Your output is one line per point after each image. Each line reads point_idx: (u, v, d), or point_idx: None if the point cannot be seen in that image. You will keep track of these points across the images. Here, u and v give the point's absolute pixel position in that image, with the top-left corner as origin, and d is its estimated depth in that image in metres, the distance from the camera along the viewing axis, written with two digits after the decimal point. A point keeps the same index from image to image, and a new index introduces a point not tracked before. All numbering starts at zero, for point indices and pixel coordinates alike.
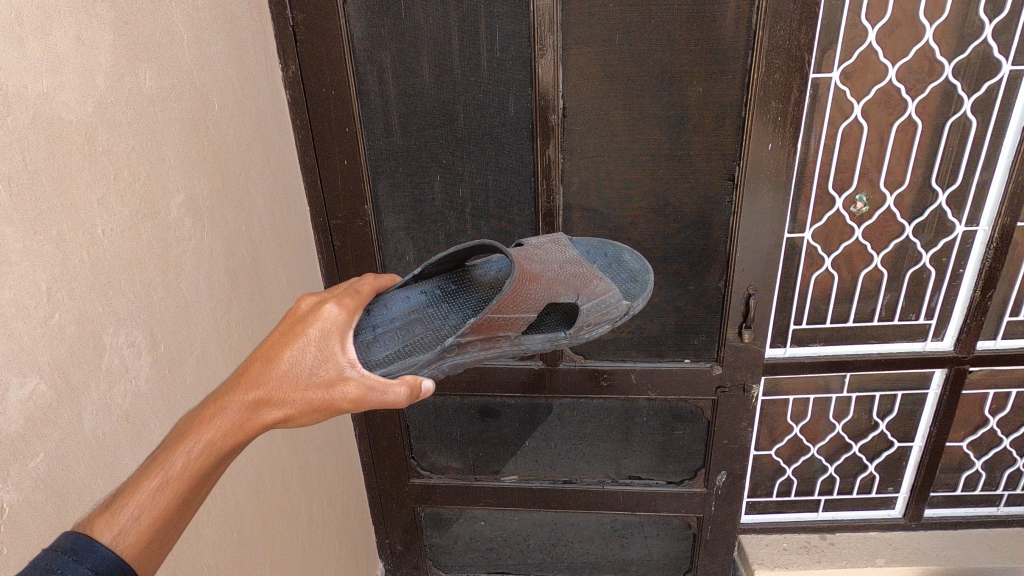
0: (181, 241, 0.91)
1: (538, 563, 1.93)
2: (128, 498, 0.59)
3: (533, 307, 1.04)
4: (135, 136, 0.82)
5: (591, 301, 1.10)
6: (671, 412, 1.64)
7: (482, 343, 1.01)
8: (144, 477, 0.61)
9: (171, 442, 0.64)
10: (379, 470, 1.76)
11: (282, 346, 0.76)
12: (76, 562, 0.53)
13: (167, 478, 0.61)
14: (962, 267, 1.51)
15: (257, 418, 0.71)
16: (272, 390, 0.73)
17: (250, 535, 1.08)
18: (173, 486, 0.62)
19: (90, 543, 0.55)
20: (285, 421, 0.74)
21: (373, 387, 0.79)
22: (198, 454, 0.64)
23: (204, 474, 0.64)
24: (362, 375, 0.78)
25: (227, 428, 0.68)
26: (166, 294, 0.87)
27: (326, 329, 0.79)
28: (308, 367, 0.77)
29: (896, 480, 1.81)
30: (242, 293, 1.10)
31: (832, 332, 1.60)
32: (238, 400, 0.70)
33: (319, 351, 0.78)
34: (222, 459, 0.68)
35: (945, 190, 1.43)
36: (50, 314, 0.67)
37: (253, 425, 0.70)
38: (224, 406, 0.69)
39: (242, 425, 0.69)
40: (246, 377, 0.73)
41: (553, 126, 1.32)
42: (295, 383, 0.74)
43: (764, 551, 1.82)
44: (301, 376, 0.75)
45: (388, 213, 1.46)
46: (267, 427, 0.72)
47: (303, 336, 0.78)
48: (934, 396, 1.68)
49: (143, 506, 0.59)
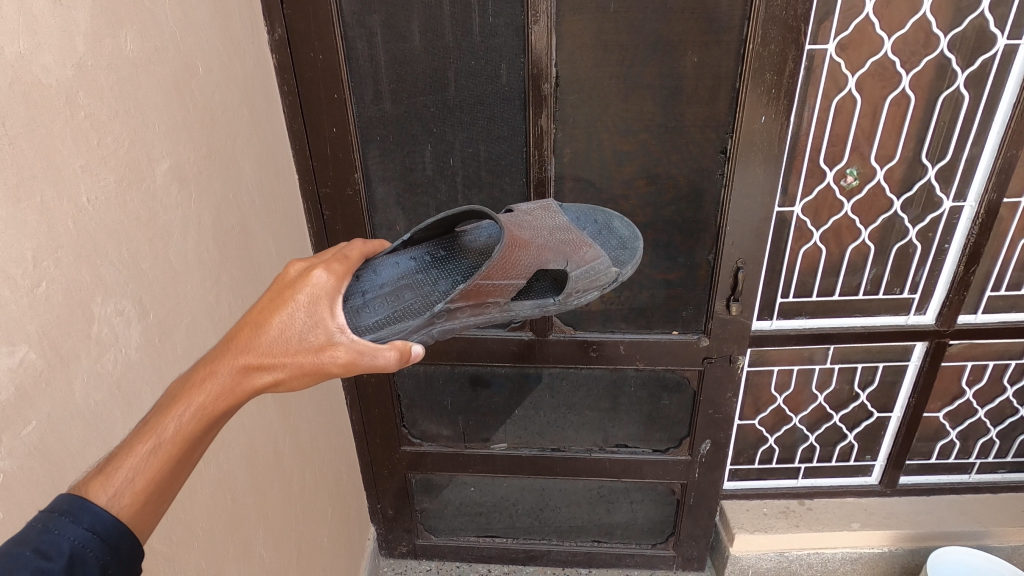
0: (168, 208, 0.90)
1: (526, 527, 1.98)
2: (120, 461, 0.60)
3: (522, 274, 1.05)
4: (118, 101, 0.80)
5: (580, 268, 1.11)
6: (658, 382, 1.66)
7: (471, 309, 1.02)
8: (136, 440, 0.61)
9: (162, 406, 0.65)
10: (370, 437, 1.78)
11: (270, 312, 0.77)
12: (72, 523, 0.54)
13: (160, 440, 0.62)
14: (947, 242, 1.54)
15: (249, 381, 0.71)
16: (262, 355, 0.73)
17: (243, 500, 1.09)
18: (166, 449, 0.62)
19: (86, 504, 0.56)
20: (275, 385, 0.74)
21: (363, 351, 0.80)
22: (190, 417, 0.65)
23: (196, 437, 0.65)
24: (351, 341, 0.79)
25: (219, 392, 0.68)
26: (154, 262, 0.86)
27: (315, 296, 0.80)
28: (298, 331, 0.77)
29: (874, 448, 1.87)
30: (231, 262, 1.09)
31: (817, 305, 1.62)
32: (229, 364, 0.70)
33: (308, 317, 0.78)
34: (215, 423, 0.68)
35: (935, 165, 1.44)
36: (36, 283, 0.66)
37: (244, 389, 0.71)
38: (214, 370, 0.70)
39: (232, 390, 0.70)
40: (236, 342, 0.73)
41: (546, 95, 1.30)
42: (285, 348, 0.75)
43: (744, 516, 1.88)
44: (291, 340, 0.76)
45: (378, 182, 1.45)
46: (259, 391, 0.73)
47: (292, 302, 0.78)
48: (914, 368, 1.72)
49: (137, 468, 0.60)
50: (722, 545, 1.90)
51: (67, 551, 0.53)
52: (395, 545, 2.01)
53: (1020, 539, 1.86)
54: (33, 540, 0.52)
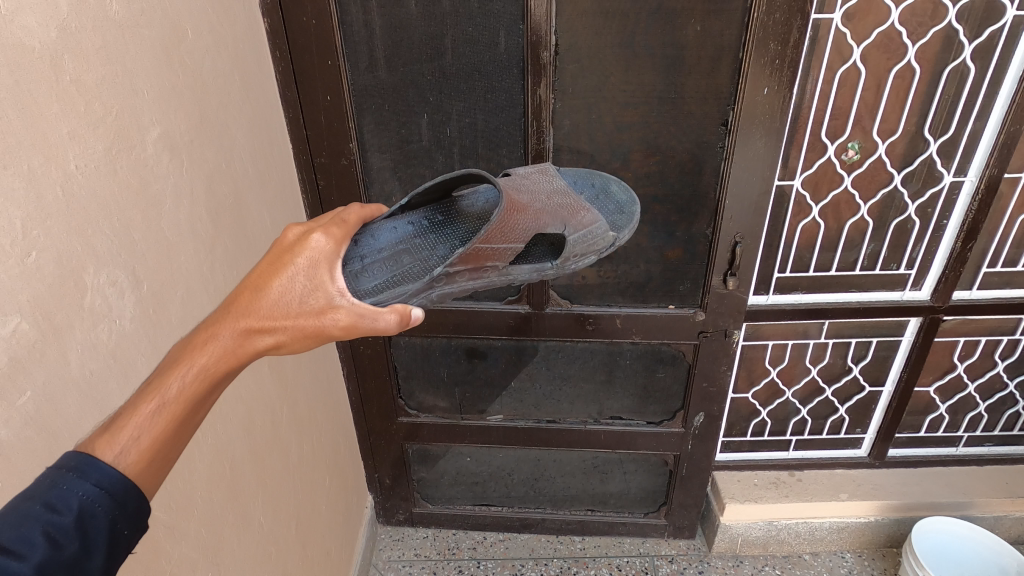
0: (160, 178, 0.89)
1: (522, 496, 2.01)
2: (125, 420, 0.59)
3: (521, 238, 1.05)
4: (105, 66, 0.78)
5: (578, 232, 1.10)
6: (653, 355, 1.67)
7: (470, 274, 1.02)
8: (140, 400, 0.61)
9: (165, 367, 0.64)
10: (367, 408, 1.79)
11: (270, 275, 0.76)
12: (80, 479, 0.55)
13: (164, 401, 0.62)
14: (946, 217, 1.53)
15: (250, 344, 0.71)
16: (263, 319, 0.73)
17: (241, 469, 1.10)
18: (171, 410, 0.62)
19: (94, 461, 0.56)
20: (276, 347, 0.74)
21: (364, 314, 0.79)
22: (194, 378, 0.65)
23: (200, 398, 0.65)
24: (352, 304, 0.79)
25: (221, 354, 0.68)
26: (146, 233, 0.85)
27: (313, 259, 0.79)
28: (299, 294, 0.77)
29: (864, 421, 1.90)
30: (225, 233, 1.08)
31: (814, 280, 1.62)
32: (230, 327, 0.70)
33: (308, 281, 0.78)
34: (217, 384, 0.68)
35: (937, 140, 1.43)
36: (26, 252, 0.65)
37: (246, 351, 0.71)
38: (215, 332, 0.69)
39: (234, 352, 0.70)
40: (236, 305, 0.73)
41: (545, 64, 1.27)
42: (286, 311, 0.74)
43: (735, 486, 1.91)
44: (291, 303, 0.75)
45: (374, 153, 1.43)
46: (260, 353, 0.73)
47: (291, 266, 0.78)
48: (907, 343, 1.74)
49: (143, 427, 0.60)
50: (713, 515, 1.94)
51: (76, 506, 0.53)
52: (392, 513, 2.05)
53: (1004, 510, 1.91)
54: (41, 495, 0.53)
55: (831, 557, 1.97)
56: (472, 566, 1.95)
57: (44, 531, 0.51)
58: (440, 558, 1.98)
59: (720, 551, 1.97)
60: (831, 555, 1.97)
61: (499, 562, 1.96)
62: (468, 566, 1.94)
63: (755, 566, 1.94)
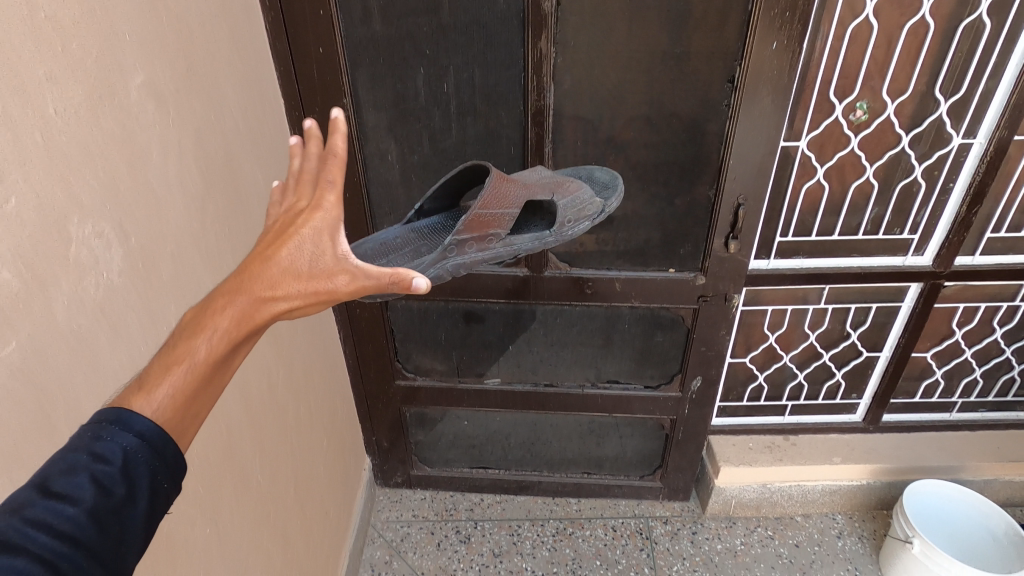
0: (145, 127, 0.85)
1: (519, 459, 2.03)
2: (156, 379, 0.60)
3: (516, 204, 1.06)
4: (82, 4, 0.73)
5: (567, 197, 1.11)
6: (652, 320, 1.66)
7: (477, 243, 1.04)
8: (166, 364, 0.61)
9: (187, 330, 0.63)
10: (364, 372, 1.79)
11: (280, 240, 0.68)
12: (121, 431, 0.56)
13: (190, 364, 0.62)
14: (952, 180, 1.50)
15: (265, 310, 0.67)
16: (277, 286, 0.67)
17: (238, 429, 1.09)
18: (199, 371, 0.62)
19: (130, 415, 0.57)
20: (293, 313, 0.69)
21: (375, 281, 0.70)
22: (217, 342, 0.63)
23: (224, 359, 0.64)
24: (362, 271, 0.70)
25: (238, 318, 0.65)
26: (133, 184, 0.82)
27: (316, 220, 0.69)
28: (307, 260, 0.69)
29: (860, 387, 1.91)
30: (216, 188, 1.04)
31: (816, 244, 1.60)
32: (246, 292, 0.66)
33: (316, 247, 0.69)
34: (240, 344, 0.67)
35: (948, 100, 1.39)
36: (6, 199, 0.62)
37: (265, 315, 0.67)
38: (232, 295, 0.65)
39: (253, 315, 0.66)
40: (249, 267, 0.68)
41: (546, 15, 1.22)
42: (296, 279, 0.68)
43: (730, 450, 1.93)
44: (301, 271, 0.68)
45: (369, 110, 1.38)
46: (280, 317, 0.69)
47: (300, 230, 0.69)
48: (906, 309, 1.73)
49: (175, 386, 0.60)
50: (708, 477, 1.96)
51: (120, 455, 0.55)
52: (390, 475, 2.06)
53: (994, 473, 1.93)
54: (86, 446, 0.54)
55: (822, 519, 2.00)
56: (469, 526, 1.97)
57: (93, 477, 0.52)
58: (438, 518, 2.00)
59: (714, 513, 2.00)
60: (823, 517, 2.00)
61: (496, 523, 1.98)
62: (465, 526, 1.97)
63: (748, 527, 1.97)
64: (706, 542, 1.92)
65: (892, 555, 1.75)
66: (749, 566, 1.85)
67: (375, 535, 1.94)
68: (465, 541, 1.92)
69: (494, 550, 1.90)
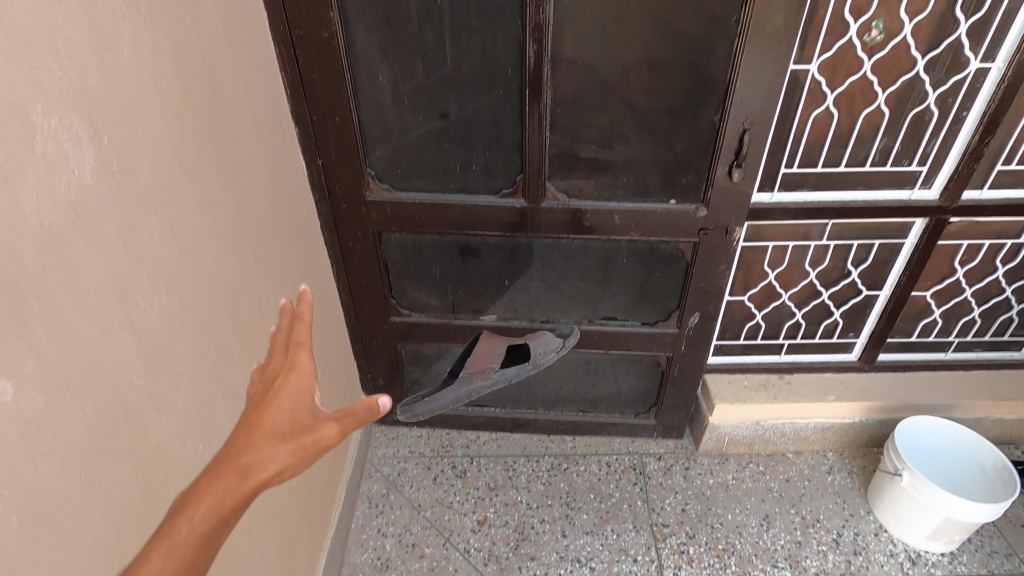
0: (114, 17, 0.78)
1: (515, 397, 2.03)
2: (144, 564, 0.59)
3: (499, 346, 1.62)
4: None
5: (537, 341, 1.63)
6: (651, 254, 1.63)
7: (481, 376, 1.56)
8: (154, 544, 0.61)
9: (177, 509, 0.64)
10: (358, 307, 1.77)
11: (259, 406, 0.72)
12: None
13: (176, 541, 0.61)
14: (966, 108, 1.45)
15: (252, 477, 0.67)
16: (260, 442, 0.69)
17: (231, 354, 1.06)
18: (188, 548, 0.62)
19: None
20: (278, 475, 0.69)
21: (353, 408, 0.73)
22: (207, 515, 0.64)
23: (214, 535, 0.64)
24: (338, 416, 0.73)
25: (225, 492, 0.66)
26: (103, 78, 0.76)
27: (292, 380, 0.74)
28: (287, 421, 0.72)
29: (858, 326, 1.90)
30: (197, 97, 0.97)
31: (822, 177, 1.56)
32: (230, 467, 0.67)
33: (294, 411, 0.73)
34: (228, 520, 0.67)
35: (968, 20, 1.32)
36: None
37: (252, 483, 0.67)
38: (218, 472, 0.67)
39: (239, 490, 0.67)
40: (235, 442, 0.69)
41: None
42: (277, 433, 0.70)
43: (725, 388, 1.94)
44: (281, 428, 0.71)
45: (358, 26, 1.30)
46: (269, 481, 0.69)
47: (280, 391, 0.73)
48: (909, 246, 1.70)
49: (165, 563, 0.60)
50: (703, 415, 1.98)
51: None
52: (386, 413, 2.07)
53: (984, 412, 1.95)
54: None
55: (813, 455, 2.02)
56: (465, 462, 1.99)
57: None
58: (434, 454, 2.02)
59: (707, 450, 2.02)
60: (814, 454, 2.03)
61: (492, 459, 2.01)
62: (461, 462, 1.99)
63: (740, 463, 2.00)
64: (699, 477, 1.95)
65: (880, 487, 1.79)
66: (740, 499, 1.89)
67: (372, 470, 1.96)
68: (461, 476, 1.94)
69: (490, 484, 1.92)
